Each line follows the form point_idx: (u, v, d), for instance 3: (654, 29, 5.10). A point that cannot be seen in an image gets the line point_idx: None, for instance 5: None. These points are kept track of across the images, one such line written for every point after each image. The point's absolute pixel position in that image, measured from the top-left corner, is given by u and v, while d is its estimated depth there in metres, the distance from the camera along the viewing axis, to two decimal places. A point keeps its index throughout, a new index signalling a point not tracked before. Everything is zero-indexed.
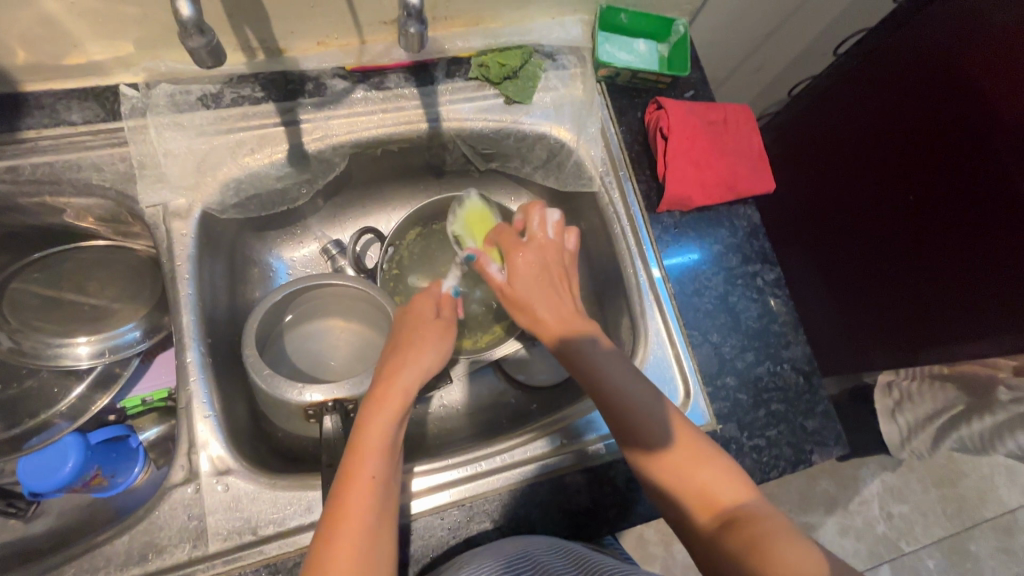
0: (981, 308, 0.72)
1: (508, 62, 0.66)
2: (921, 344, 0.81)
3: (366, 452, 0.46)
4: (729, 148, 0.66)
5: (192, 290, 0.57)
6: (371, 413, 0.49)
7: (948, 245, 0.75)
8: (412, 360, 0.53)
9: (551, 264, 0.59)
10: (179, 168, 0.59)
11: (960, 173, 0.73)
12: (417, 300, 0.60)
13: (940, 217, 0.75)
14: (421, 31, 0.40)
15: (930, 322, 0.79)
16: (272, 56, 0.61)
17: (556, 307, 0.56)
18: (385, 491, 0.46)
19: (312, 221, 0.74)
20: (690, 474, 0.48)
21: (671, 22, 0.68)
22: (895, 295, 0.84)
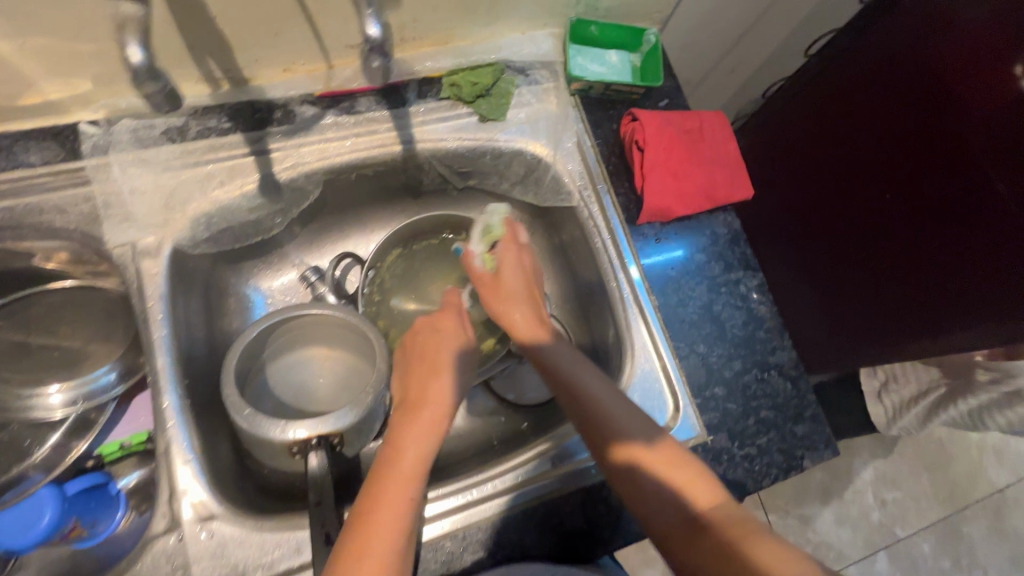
0: (954, 307, 0.74)
1: (480, 80, 0.65)
2: (897, 342, 0.83)
3: (403, 477, 0.48)
4: (706, 157, 0.66)
5: (166, 330, 0.55)
6: (405, 431, 0.51)
7: (919, 246, 0.76)
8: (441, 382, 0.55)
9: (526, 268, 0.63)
10: (146, 206, 0.57)
11: (933, 175, 0.74)
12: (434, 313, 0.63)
13: (912, 217, 0.77)
14: (384, 65, 0.39)
15: (905, 321, 0.81)
16: (238, 86, 0.60)
17: (524, 309, 0.60)
18: (413, 511, 0.47)
19: (289, 249, 0.72)
20: (670, 479, 0.48)
21: (642, 32, 0.68)
22: (871, 295, 0.85)
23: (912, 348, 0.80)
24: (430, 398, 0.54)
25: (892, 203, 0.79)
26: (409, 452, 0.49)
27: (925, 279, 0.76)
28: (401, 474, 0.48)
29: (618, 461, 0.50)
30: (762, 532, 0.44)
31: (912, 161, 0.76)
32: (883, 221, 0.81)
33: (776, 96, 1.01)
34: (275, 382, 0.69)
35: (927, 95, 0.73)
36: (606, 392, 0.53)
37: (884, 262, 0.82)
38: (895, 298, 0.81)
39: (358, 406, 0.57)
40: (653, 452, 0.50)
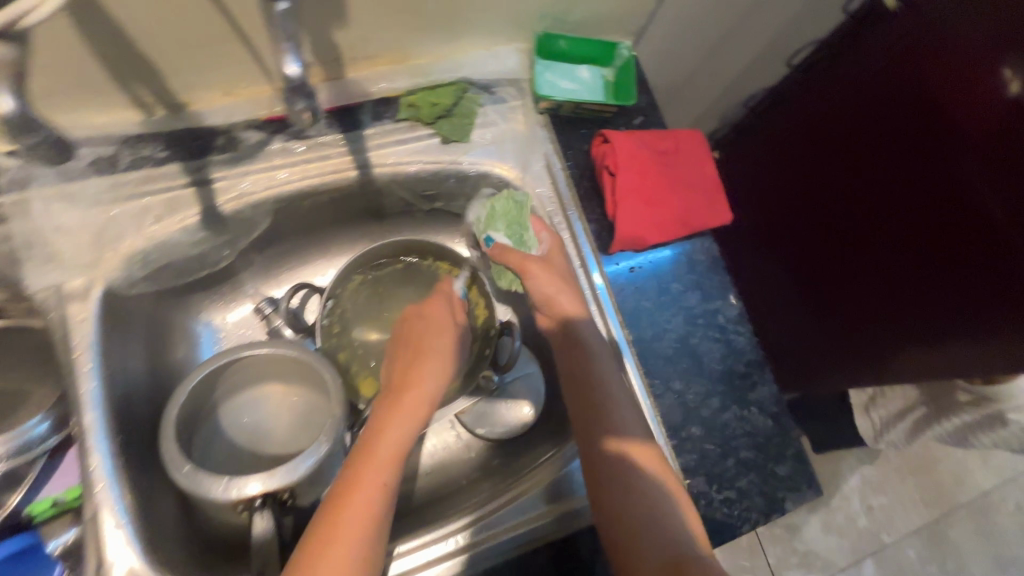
0: (944, 321, 0.72)
1: (440, 100, 0.61)
2: (888, 353, 0.82)
3: (381, 461, 0.47)
4: (682, 181, 0.63)
5: (97, 381, 0.51)
6: (390, 417, 0.50)
7: (905, 260, 0.75)
8: (432, 366, 0.54)
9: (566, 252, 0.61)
10: (73, 245, 0.52)
11: (914, 187, 0.72)
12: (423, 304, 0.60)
13: (895, 219, 0.75)
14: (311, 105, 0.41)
15: (895, 333, 0.79)
16: (174, 110, 0.55)
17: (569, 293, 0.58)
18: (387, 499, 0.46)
19: (243, 280, 0.67)
20: (666, 516, 0.47)
21: (614, 46, 0.64)
22: (858, 308, 0.84)
23: (905, 359, 0.79)
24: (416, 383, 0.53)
25: (875, 216, 0.77)
26: (390, 438, 0.48)
27: (915, 288, 0.74)
28: (383, 458, 0.47)
29: (614, 481, 0.49)
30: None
31: (894, 172, 0.74)
32: (866, 234, 0.79)
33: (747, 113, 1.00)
34: (227, 423, 0.64)
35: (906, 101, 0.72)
36: (624, 405, 0.53)
37: (870, 268, 0.80)
38: (881, 311, 0.80)
39: (309, 458, 0.53)
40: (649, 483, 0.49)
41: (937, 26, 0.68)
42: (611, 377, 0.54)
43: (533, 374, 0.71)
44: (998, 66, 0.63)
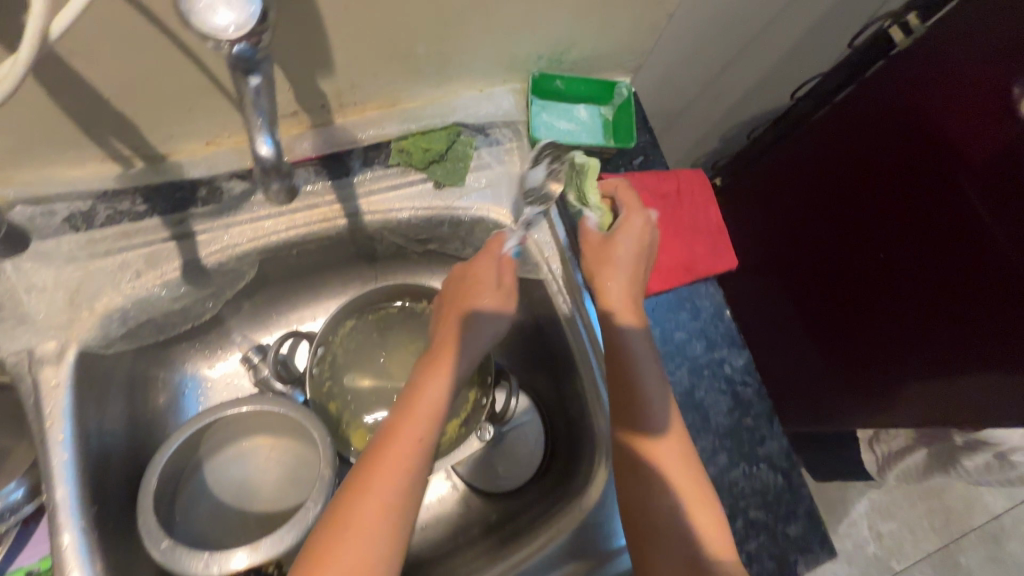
0: (946, 357, 0.70)
1: (432, 146, 0.59)
2: (891, 386, 0.79)
3: (416, 417, 0.46)
4: (684, 224, 0.61)
5: (69, 452, 0.48)
6: (428, 377, 0.48)
7: (905, 293, 0.73)
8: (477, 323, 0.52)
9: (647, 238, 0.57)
10: (47, 306, 0.50)
11: (916, 218, 0.70)
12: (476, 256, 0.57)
13: (901, 247, 0.72)
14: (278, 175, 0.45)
15: (897, 366, 0.77)
16: (153, 162, 0.52)
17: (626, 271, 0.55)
18: (426, 459, 0.45)
19: (229, 328, 0.65)
20: (689, 514, 0.46)
21: (613, 84, 0.63)
22: (860, 339, 0.82)
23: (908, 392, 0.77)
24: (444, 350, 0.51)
25: (877, 248, 0.75)
26: (427, 398, 0.47)
27: (924, 316, 0.71)
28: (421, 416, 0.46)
29: (642, 467, 0.48)
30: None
31: (897, 202, 0.72)
32: (869, 262, 0.77)
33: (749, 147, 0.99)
34: (213, 480, 0.62)
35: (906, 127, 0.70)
36: (657, 397, 0.50)
37: (878, 299, 0.77)
38: (883, 343, 0.78)
39: (295, 528, 0.50)
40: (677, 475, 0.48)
41: (939, 52, 0.65)
42: (646, 370, 0.52)
43: (531, 423, 0.68)
44: (1001, 91, 0.61)
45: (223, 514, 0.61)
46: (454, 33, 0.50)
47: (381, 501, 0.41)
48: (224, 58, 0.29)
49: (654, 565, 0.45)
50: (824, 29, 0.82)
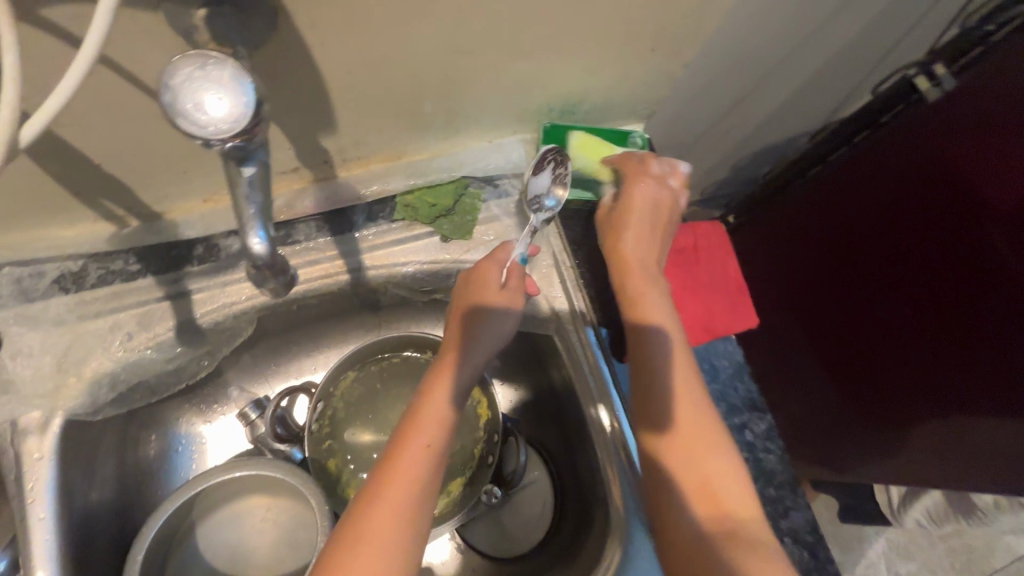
0: (981, 397, 0.66)
1: (438, 200, 0.56)
2: (915, 429, 0.75)
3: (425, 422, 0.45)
4: (701, 282, 0.58)
5: (52, 533, 0.45)
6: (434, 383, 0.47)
7: (933, 334, 0.68)
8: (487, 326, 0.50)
9: (667, 209, 0.56)
10: (33, 373, 0.47)
11: (943, 256, 0.66)
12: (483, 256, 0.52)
13: (923, 287, 0.68)
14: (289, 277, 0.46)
15: (923, 408, 0.72)
16: (148, 221, 0.50)
17: (642, 233, 0.54)
18: (436, 466, 0.44)
19: (225, 382, 0.62)
20: (710, 480, 0.43)
21: (626, 134, 0.62)
22: (879, 378, 0.77)
23: (935, 434, 0.72)
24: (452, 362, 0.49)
25: (897, 286, 0.72)
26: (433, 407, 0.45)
27: (954, 355, 0.67)
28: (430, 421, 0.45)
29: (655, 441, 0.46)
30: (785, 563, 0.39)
31: (917, 238, 0.69)
32: (889, 302, 0.73)
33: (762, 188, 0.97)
34: (205, 544, 0.59)
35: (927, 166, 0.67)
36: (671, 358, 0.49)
37: (900, 341, 0.73)
38: (907, 385, 0.73)
39: None
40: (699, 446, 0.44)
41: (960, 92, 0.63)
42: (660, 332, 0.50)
43: (540, 482, 0.64)
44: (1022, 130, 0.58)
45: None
46: (461, 89, 0.49)
47: (395, 508, 0.40)
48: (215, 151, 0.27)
49: (676, 534, 0.41)
50: (840, 67, 0.80)
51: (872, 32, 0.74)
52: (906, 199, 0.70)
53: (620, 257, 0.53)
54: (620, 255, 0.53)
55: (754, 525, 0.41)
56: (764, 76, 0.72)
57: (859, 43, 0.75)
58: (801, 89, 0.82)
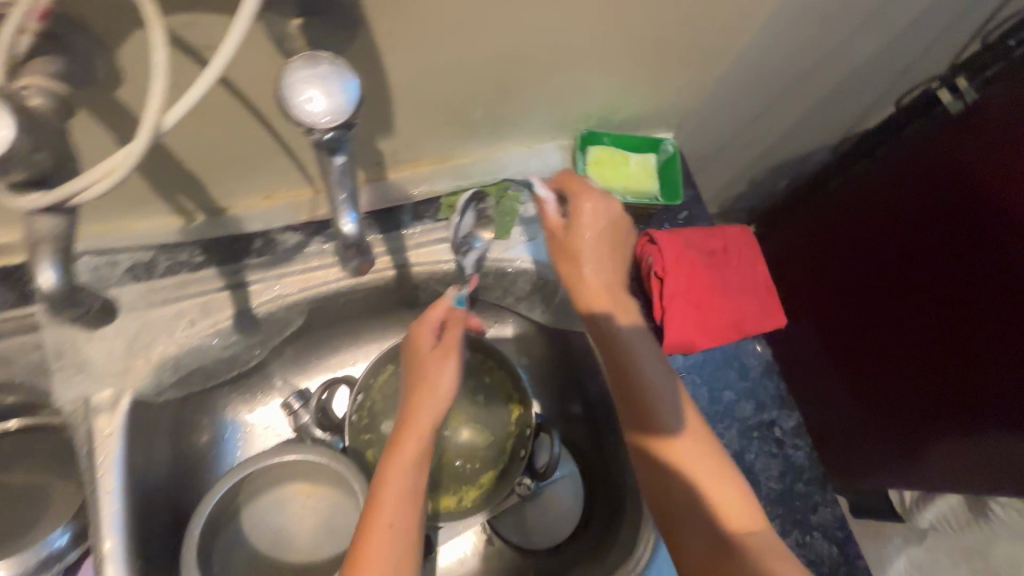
0: (989, 417, 0.67)
1: (481, 202, 0.59)
2: (931, 445, 0.76)
3: (387, 498, 0.47)
4: (734, 282, 0.59)
5: (119, 503, 0.48)
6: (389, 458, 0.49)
7: (945, 351, 0.70)
8: (427, 389, 0.52)
9: (617, 220, 0.55)
10: (105, 354, 0.51)
11: (955, 276, 0.68)
12: (414, 325, 0.54)
13: (941, 300, 0.70)
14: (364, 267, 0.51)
15: (937, 424, 0.74)
16: (214, 217, 0.54)
17: (594, 259, 0.55)
18: (405, 540, 0.46)
19: (270, 372, 0.65)
20: (721, 510, 0.45)
21: (659, 141, 0.64)
22: (899, 388, 0.78)
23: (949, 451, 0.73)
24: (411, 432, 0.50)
25: (914, 299, 0.73)
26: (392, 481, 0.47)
27: (972, 367, 0.68)
28: (393, 494, 0.47)
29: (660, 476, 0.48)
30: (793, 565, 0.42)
31: (934, 252, 0.70)
32: (906, 316, 0.75)
33: (787, 198, 0.99)
34: (250, 526, 0.61)
35: (947, 179, 0.69)
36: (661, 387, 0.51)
37: (916, 353, 0.74)
38: (923, 401, 0.75)
39: None
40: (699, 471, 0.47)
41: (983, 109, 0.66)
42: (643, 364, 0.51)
43: (570, 477, 0.66)
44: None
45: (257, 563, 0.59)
46: (509, 98, 0.52)
47: None
48: (313, 141, 0.31)
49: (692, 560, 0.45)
50: (861, 84, 0.83)
51: (893, 50, 0.77)
52: (924, 213, 0.72)
53: (581, 287, 0.55)
54: (580, 287, 0.55)
55: (764, 546, 0.43)
56: (789, 91, 0.75)
57: (881, 60, 0.78)
58: (823, 104, 0.84)
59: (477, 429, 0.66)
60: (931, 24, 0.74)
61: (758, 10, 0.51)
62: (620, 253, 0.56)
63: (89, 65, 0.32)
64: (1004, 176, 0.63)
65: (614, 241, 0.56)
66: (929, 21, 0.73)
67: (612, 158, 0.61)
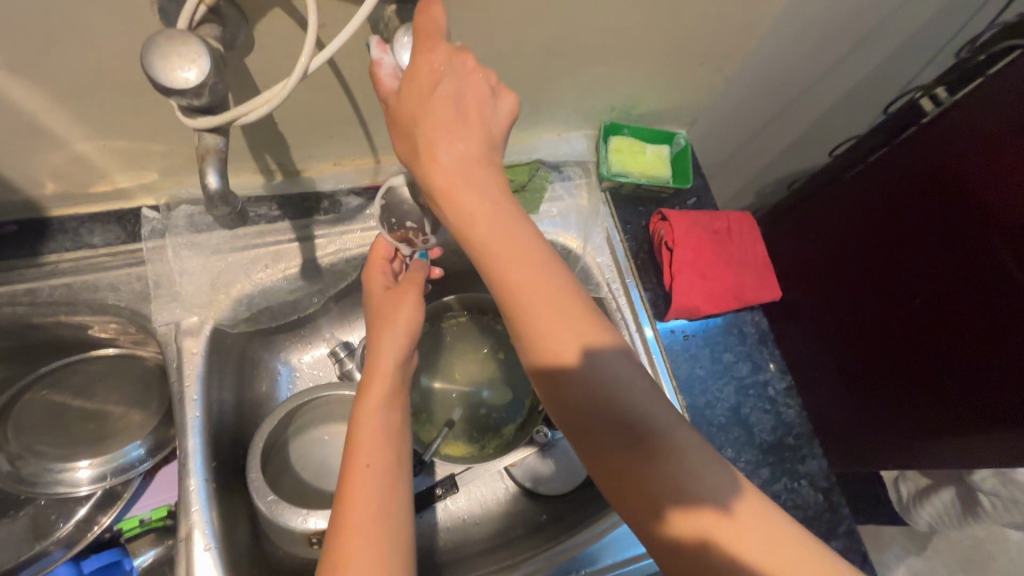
0: (982, 414, 0.75)
1: (515, 177, 0.68)
2: (926, 438, 0.84)
3: (364, 441, 0.46)
4: (735, 258, 0.68)
5: (200, 411, 0.56)
6: (361, 405, 0.48)
7: (939, 357, 0.77)
8: (399, 325, 0.51)
9: (484, 94, 0.39)
10: (194, 286, 0.60)
11: (944, 288, 0.75)
12: (364, 272, 0.57)
13: (937, 300, 0.76)
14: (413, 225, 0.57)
15: (933, 419, 0.82)
16: (290, 177, 0.64)
17: (455, 149, 0.38)
18: (384, 479, 0.45)
19: (321, 323, 0.72)
20: (706, 476, 0.37)
21: (672, 135, 0.72)
22: (893, 380, 0.85)
23: (945, 444, 0.81)
24: (377, 374, 0.50)
25: (913, 297, 0.79)
26: (367, 424, 0.47)
27: (964, 361, 0.75)
28: (369, 436, 0.46)
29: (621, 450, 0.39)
30: (776, 506, 0.37)
31: (930, 256, 0.76)
32: (903, 313, 0.81)
33: (784, 203, 1.06)
34: (296, 459, 0.65)
35: (940, 190, 0.75)
36: (598, 341, 0.40)
37: (912, 346, 0.81)
38: (919, 399, 0.82)
39: None
40: (660, 421, 0.39)
41: (969, 126, 0.72)
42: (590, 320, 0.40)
43: None
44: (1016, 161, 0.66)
45: (302, 490, 0.63)
46: (547, 86, 0.61)
47: (358, 533, 0.41)
48: None
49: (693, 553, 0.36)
50: (859, 98, 0.91)
51: (886, 69, 0.86)
52: (919, 220, 0.77)
53: (450, 200, 0.39)
54: (444, 190, 0.39)
55: (760, 508, 0.36)
56: (794, 101, 0.83)
57: (875, 76, 0.87)
58: (826, 116, 0.92)
59: (498, 389, 0.76)
60: (918, 47, 0.84)
61: (761, 21, 0.60)
62: (496, 143, 0.40)
63: (234, 33, 0.41)
64: (995, 190, 0.69)
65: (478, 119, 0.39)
66: (917, 42, 0.83)
67: (631, 146, 0.70)
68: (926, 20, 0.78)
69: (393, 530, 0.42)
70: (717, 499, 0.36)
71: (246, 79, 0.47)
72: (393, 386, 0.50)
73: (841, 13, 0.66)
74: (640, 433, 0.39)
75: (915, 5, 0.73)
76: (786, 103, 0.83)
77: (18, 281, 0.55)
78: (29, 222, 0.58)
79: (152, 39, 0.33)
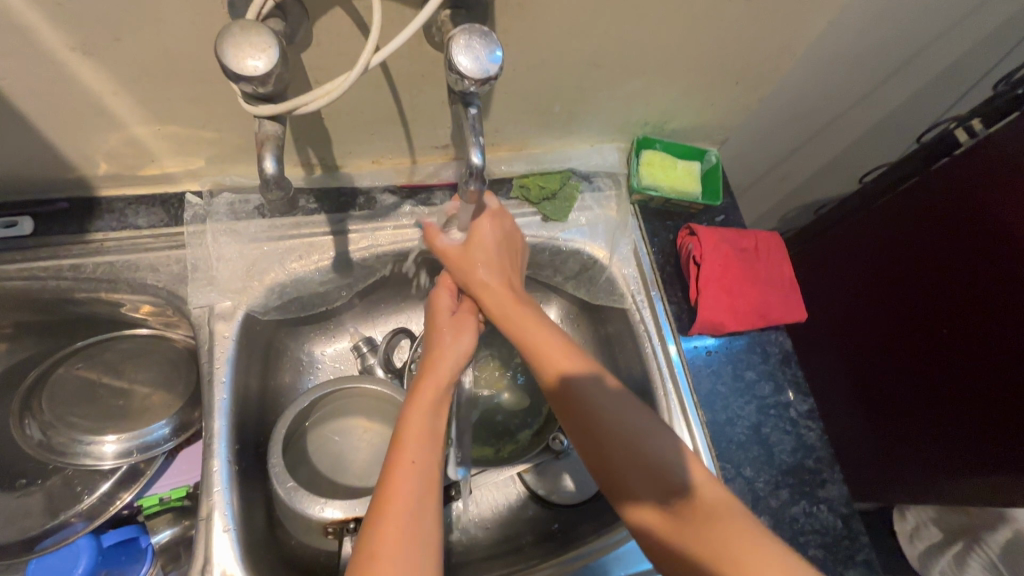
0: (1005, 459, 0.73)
1: (547, 185, 0.69)
2: (946, 473, 0.82)
3: (410, 439, 0.48)
4: (761, 276, 0.67)
5: (227, 393, 0.57)
6: (412, 404, 0.51)
7: (967, 393, 0.76)
8: (459, 337, 0.58)
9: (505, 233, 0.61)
10: (229, 272, 0.61)
11: (970, 323, 0.75)
12: (431, 295, 0.61)
13: (967, 331, 0.75)
14: (478, 188, 0.48)
15: (956, 455, 0.80)
16: (329, 171, 0.66)
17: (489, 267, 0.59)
18: (425, 473, 0.47)
19: (346, 317, 0.73)
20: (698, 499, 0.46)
21: (704, 151, 0.72)
22: (915, 407, 0.84)
23: (965, 481, 0.79)
24: (435, 372, 0.54)
25: (942, 325, 0.78)
26: (415, 422, 0.49)
27: (988, 394, 0.74)
28: (415, 433, 0.49)
29: (619, 474, 0.49)
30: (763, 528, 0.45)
31: (960, 286, 0.75)
32: (928, 341, 0.80)
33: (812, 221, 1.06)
34: (314, 449, 0.65)
35: (973, 221, 0.73)
36: (601, 399, 0.51)
37: (933, 374, 0.80)
38: (937, 431, 0.81)
39: None
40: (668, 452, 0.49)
41: (1004, 157, 0.70)
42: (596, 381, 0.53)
43: None
44: None
45: (317, 480, 0.63)
46: (584, 96, 0.63)
47: (395, 527, 0.43)
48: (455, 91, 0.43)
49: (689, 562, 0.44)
50: (892, 127, 0.91)
51: (921, 99, 0.86)
52: (952, 247, 0.76)
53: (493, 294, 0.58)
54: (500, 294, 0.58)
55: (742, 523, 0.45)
56: (826, 127, 0.83)
57: (909, 106, 0.87)
58: (857, 143, 0.92)
59: (518, 392, 0.76)
60: (955, 78, 0.84)
61: (799, 44, 0.61)
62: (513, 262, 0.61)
63: (295, 29, 0.43)
64: None
65: (511, 252, 0.61)
66: (953, 75, 0.83)
67: (661, 159, 0.71)
68: (963, 53, 0.78)
69: (424, 531, 0.44)
70: (683, 543, 0.45)
71: (299, 73, 0.49)
72: (449, 391, 0.54)
73: (879, 40, 0.66)
74: (650, 457, 0.49)
75: (953, 37, 0.73)
76: (818, 127, 0.83)
77: (66, 257, 0.58)
78: (79, 201, 0.60)
79: (227, 29, 0.35)
